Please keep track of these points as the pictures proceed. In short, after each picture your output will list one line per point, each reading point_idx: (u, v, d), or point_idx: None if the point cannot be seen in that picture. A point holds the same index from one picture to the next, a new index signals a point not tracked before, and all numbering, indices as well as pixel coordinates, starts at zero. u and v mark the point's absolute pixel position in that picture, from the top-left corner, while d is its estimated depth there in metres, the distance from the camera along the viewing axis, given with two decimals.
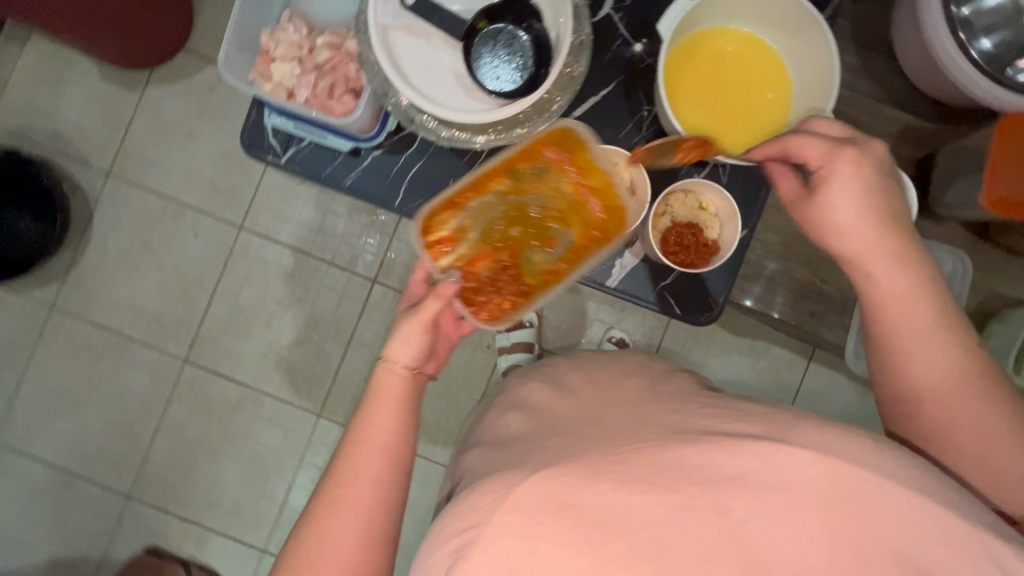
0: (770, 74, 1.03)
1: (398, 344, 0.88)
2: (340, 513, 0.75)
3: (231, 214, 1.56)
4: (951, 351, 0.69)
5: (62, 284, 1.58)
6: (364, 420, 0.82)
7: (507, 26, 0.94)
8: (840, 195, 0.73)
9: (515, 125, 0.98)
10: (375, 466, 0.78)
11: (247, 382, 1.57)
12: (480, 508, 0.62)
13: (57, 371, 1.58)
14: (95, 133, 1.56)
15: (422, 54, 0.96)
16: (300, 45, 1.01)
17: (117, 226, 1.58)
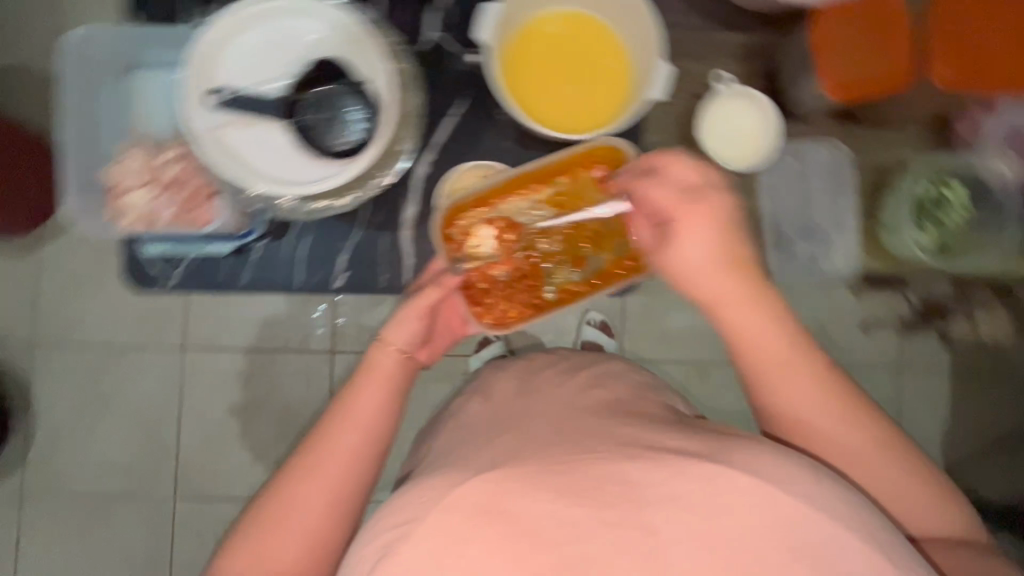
0: (603, 45, 1.08)
1: (396, 327, 0.91)
2: (306, 479, 0.78)
3: (170, 340, 1.53)
4: (830, 411, 0.74)
5: (24, 471, 1.52)
6: (350, 396, 0.84)
7: (326, 88, 1.07)
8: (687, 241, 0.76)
9: (372, 177, 1.12)
10: (352, 444, 0.80)
11: (241, 499, 1.52)
12: (411, 505, 0.66)
13: (43, 561, 1.51)
14: (5, 312, 1.51)
15: (259, 141, 1.06)
16: (144, 174, 1.11)
17: (58, 393, 1.52)
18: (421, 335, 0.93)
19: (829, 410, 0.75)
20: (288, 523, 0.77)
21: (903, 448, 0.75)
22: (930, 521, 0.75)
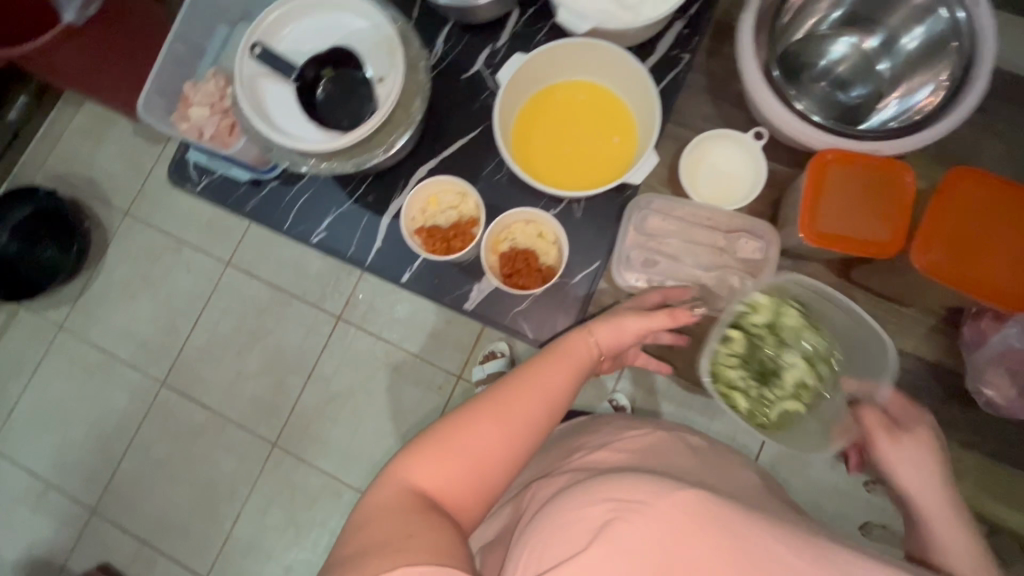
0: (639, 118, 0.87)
1: (605, 325, 0.88)
2: (497, 418, 0.70)
3: (224, 252, 1.73)
4: None
5: (71, 307, 1.76)
6: (538, 367, 0.79)
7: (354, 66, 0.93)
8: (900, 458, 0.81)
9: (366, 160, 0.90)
10: (528, 412, 0.73)
11: (214, 408, 1.66)
12: (637, 488, 0.62)
13: (81, 392, 1.71)
14: (121, 180, 1.82)
15: (283, 99, 0.92)
16: (216, 91, 0.95)
17: (126, 258, 1.78)
18: (621, 346, 0.91)
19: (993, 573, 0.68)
20: (454, 461, 0.68)
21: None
22: None
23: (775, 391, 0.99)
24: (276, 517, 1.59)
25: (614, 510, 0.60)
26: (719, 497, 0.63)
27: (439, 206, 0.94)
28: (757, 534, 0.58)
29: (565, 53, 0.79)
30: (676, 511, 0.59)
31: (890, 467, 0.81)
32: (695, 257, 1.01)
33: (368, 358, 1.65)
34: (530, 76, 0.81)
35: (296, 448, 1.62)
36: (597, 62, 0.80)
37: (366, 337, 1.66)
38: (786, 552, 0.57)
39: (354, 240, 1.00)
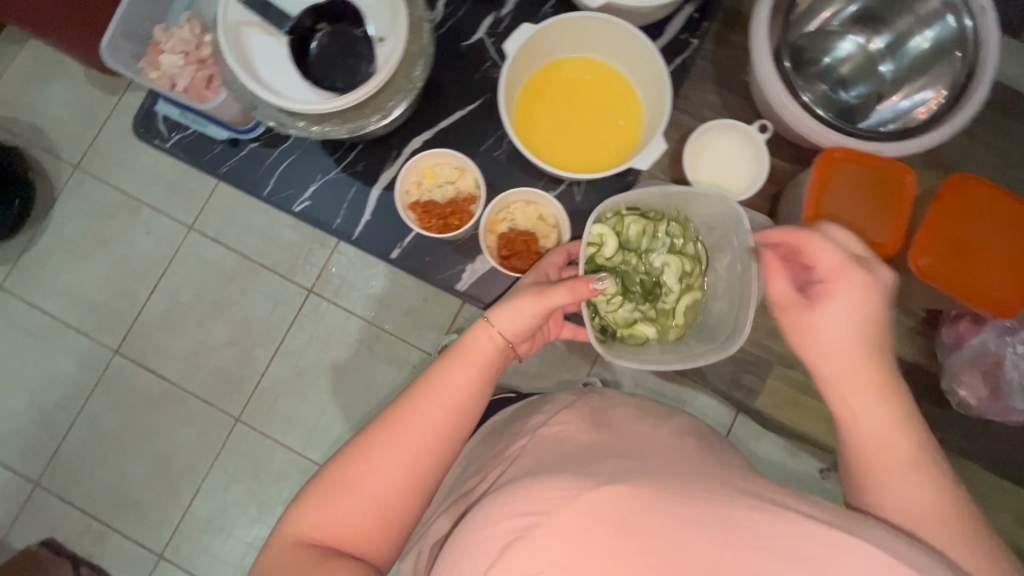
0: (626, 102, 0.95)
1: (507, 312, 0.87)
2: (387, 446, 0.78)
3: (185, 215, 1.63)
4: (932, 497, 0.64)
5: (12, 266, 1.62)
6: (438, 375, 0.82)
7: (346, 27, 0.92)
8: (829, 313, 0.74)
9: (358, 124, 0.92)
10: (420, 436, 0.78)
11: (173, 379, 1.58)
12: (552, 493, 0.60)
13: (21, 356, 1.59)
14: (71, 129, 1.67)
15: (274, 57, 0.92)
16: (188, 40, 1.00)
17: (75, 215, 1.64)
18: (532, 326, 0.90)
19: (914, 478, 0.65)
20: (346, 496, 0.77)
21: (935, 493, 0.65)
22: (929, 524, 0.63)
23: (667, 299, 1.02)
24: (237, 493, 1.54)
25: (525, 525, 0.58)
26: (631, 479, 0.61)
27: (437, 178, 1.00)
28: (665, 523, 0.56)
29: (566, 28, 0.87)
30: (590, 510, 0.57)
31: (809, 345, 0.75)
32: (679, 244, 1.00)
33: (339, 333, 1.59)
34: (534, 50, 0.89)
35: (261, 423, 1.56)
36: (593, 36, 0.89)
37: (338, 311, 1.60)
38: (694, 540, 0.54)
39: (341, 212, 1.04)
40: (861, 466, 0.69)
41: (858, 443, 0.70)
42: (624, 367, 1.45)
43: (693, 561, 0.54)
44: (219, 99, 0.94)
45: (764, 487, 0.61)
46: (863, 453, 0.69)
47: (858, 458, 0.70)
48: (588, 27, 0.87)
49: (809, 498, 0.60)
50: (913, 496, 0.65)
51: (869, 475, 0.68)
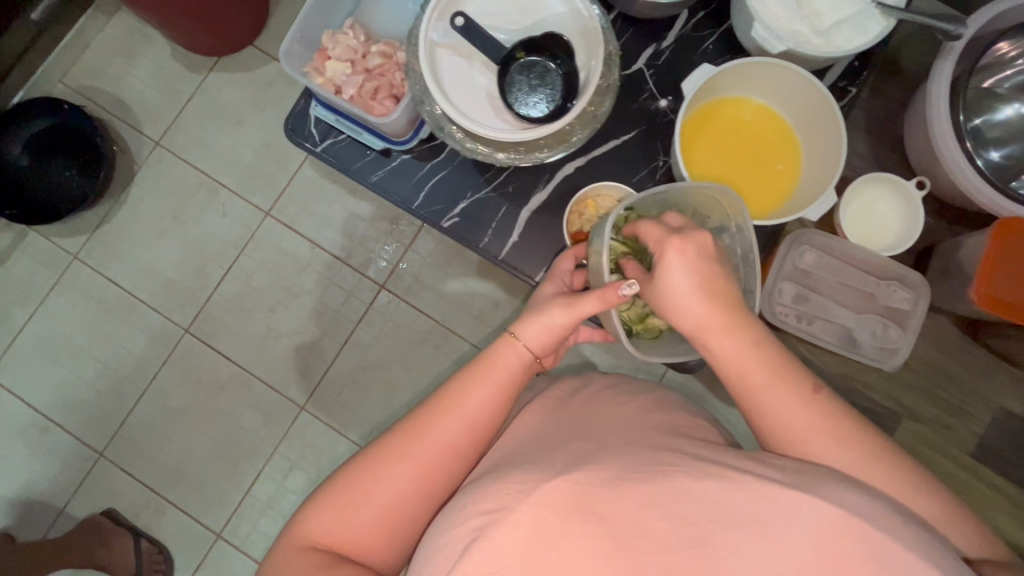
0: (784, 148, 1.01)
1: (533, 325, 0.86)
2: (400, 460, 0.78)
3: (261, 200, 1.64)
4: (826, 429, 0.72)
5: (89, 238, 1.64)
6: (460, 389, 0.82)
7: (542, 58, 0.93)
8: (670, 275, 0.79)
9: (534, 149, 0.97)
10: (434, 454, 0.78)
11: (241, 363, 1.60)
12: (512, 489, 0.66)
13: (91, 328, 1.61)
14: (153, 105, 1.67)
15: (463, 75, 0.93)
16: (354, 49, 1.04)
17: (153, 192, 1.65)
18: (557, 341, 0.88)
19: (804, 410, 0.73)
20: (354, 508, 0.77)
21: (828, 412, 0.73)
22: (830, 453, 0.71)
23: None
24: (297, 480, 1.57)
25: (490, 516, 0.65)
26: (586, 466, 0.68)
27: (599, 209, 1.06)
28: (619, 507, 0.64)
29: (748, 68, 0.93)
30: (552, 505, 0.64)
31: (666, 306, 0.80)
32: (845, 299, 1.14)
33: (407, 331, 1.60)
34: (710, 86, 0.96)
35: (324, 414, 1.58)
36: (769, 81, 0.95)
37: (408, 309, 1.60)
38: (643, 516, 0.63)
39: (489, 231, 1.09)
40: (758, 416, 0.76)
41: (750, 396, 0.76)
42: (691, 389, 1.47)
43: (639, 536, 0.63)
44: (394, 117, 0.99)
45: (723, 455, 0.70)
46: (757, 403, 0.75)
47: (753, 409, 0.76)
48: (769, 71, 0.93)
49: (766, 463, 0.69)
50: (811, 426, 0.72)
51: (769, 427, 0.74)
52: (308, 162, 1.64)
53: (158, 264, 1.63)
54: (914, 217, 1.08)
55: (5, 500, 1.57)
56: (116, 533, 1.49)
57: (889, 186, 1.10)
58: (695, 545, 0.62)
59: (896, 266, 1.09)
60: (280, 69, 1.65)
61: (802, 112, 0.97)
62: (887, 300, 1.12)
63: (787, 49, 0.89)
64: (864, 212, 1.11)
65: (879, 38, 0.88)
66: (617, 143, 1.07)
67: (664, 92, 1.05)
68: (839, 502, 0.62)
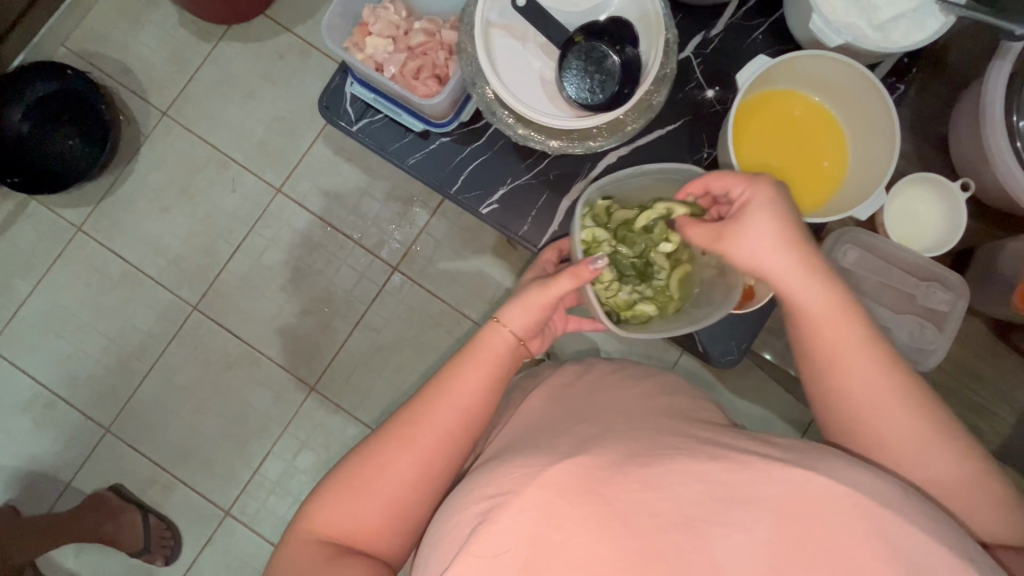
0: (830, 145, 1.01)
1: (515, 308, 0.83)
2: (400, 445, 0.76)
3: (272, 176, 1.60)
4: (902, 397, 0.68)
5: (94, 209, 1.59)
6: (454, 375, 0.79)
7: (601, 44, 0.91)
8: (753, 226, 0.73)
9: (586, 137, 0.97)
10: (431, 440, 0.76)
11: (250, 342, 1.58)
12: (514, 473, 0.64)
13: (96, 302, 1.58)
14: (161, 73, 1.61)
15: (517, 57, 0.93)
16: (397, 26, 1.02)
17: (160, 164, 1.61)
18: (540, 321, 0.85)
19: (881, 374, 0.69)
20: (355, 495, 0.75)
21: (908, 382, 0.69)
22: (903, 422, 0.68)
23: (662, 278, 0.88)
24: (305, 460, 1.56)
25: (493, 502, 0.62)
26: (591, 449, 0.65)
27: None
28: (622, 490, 0.60)
29: (805, 61, 0.92)
30: (555, 487, 0.61)
31: (742, 258, 0.75)
32: (889, 297, 1.11)
33: (419, 314, 1.58)
34: (765, 77, 0.95)
35: (334, 395, 1.57)
36: (823, 76, 0.95)
37: (421, 292, 1.58)
38: (649, 497, 0.60)
39: (527, 218, 1.08)
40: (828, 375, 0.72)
41: (824, 354, 0.71)
42: (704, 380, 1.49)
43: (642, 515, 0.59)
44: (439, 100, 0.97)
45: (725, 437, 0.67)
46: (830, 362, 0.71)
47: (823, 367, 0.72)
48: (824, 66, 0.92)
49: (765, 441, 0.65)
50: (886, 392, 0.68)
51: (839, 387, 0.71)
52: (321, 139, 1.60)
53: (166, 239, 1.59)
54: (954, 216, 1.10)
55: (9, 473, 1.56)
56: (123, 508, 1.48)
57: (929, 186, 1.12)
58: (696, 527, 0.58)
59: (937, 266, 1.10)
60: (292, 40, 1.60)
61: (852, 109, 0.97)
62: (928, 300, 1.11)
63: (845, 42, 0.89)
64: (905, 215, 1.13)
65: (937, 34, 0.88)
66: (662, 133, 1.07)
67: (711, 82, 1.05)
68: (840, 478, 0.58)
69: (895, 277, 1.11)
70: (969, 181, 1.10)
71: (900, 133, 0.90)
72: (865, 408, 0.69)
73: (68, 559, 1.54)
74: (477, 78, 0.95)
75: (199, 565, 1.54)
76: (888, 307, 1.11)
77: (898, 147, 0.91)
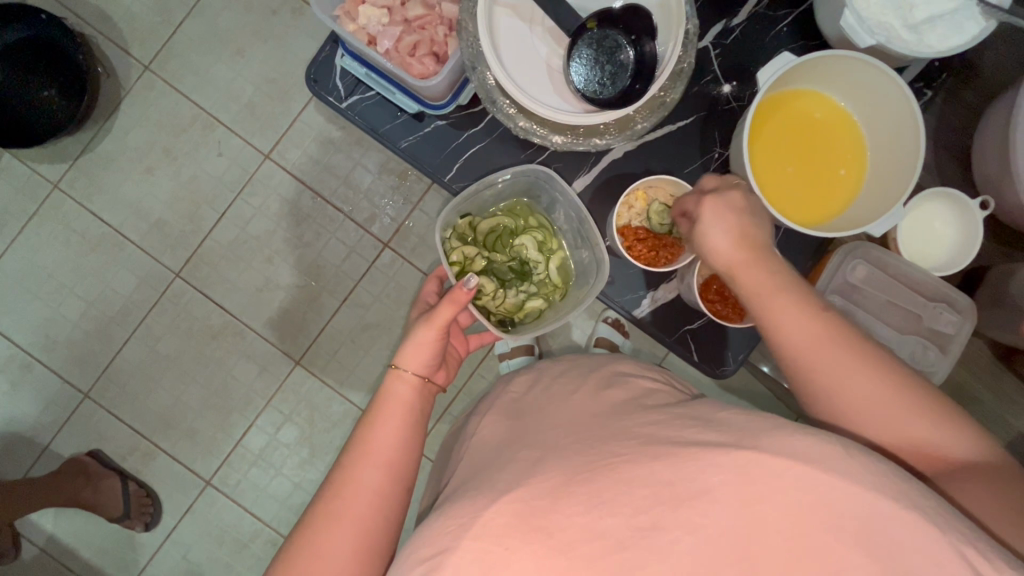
0: (847, 151, 0.97)
1: (410, 350, 0.87)
2: (336, 520, 0.74)
3: (260, 142, 1.52)
4: (843, 344, 0.69)
5: (71, 167, 1.52)
6: (369, 428, 0.81)
7: (615, 33, 0.85)
8: (708, 215, 0.78)
9: (593, 132, 0.94)
10: (365, 506, 0.75)
11: (234, 313, 1.54)
12: (452, 524, 0.63)
13: (74, 264, 1.53)
14: (143, 24, 1.51)
15: (522, 41, 0.87)
16: None
17: (142, 122, 1.53)
18: (438, 354, 0.89)
19: (820, 325, 0.70)
20: None
21: (851, 333, 0.70)
22: (853, 369, 0.68)
23: (540, 271, 1.08)
24: (290, 435, 1.55)
25: (430, 562, 0.61)
26: (532, 480, 0.63)
27: (648, 203, 1.05)
28: (564, 517, 0.59)
29: (830, 61, 0.88)
30: (492, 532, 0.59)
31: (702, 251, 0.80)
32: (892, 318, 1.11)
33: (410, 294, 1.54)
34: (786, 77, 0.91)
35: (320, 370, 1.55)
36: (847, 78, 0.90)
37: (413, 271, 1.53)
38: (593, 519, 0.58)
39: None
40: (773, 337, 0.73)
41: (764, 321, 0.74)
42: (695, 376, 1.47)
43: (585, 542, 0.57)
44: (436, 81, 0.91)
45: (665, 430, 0.66)
46: (772, 326, 0.73)
47: (769, 332, 0.73)
48: (851, 67, 0.87)
49: (715, 425, 0.63)
50: (826, 339, 0.69)
51: (786, 347, 0.71)
52: (313, 106, 1.52)
53: (148, 203, 1.53)
54: (969, 222, 1.06)
55: None
56: (103, 474, 1.47)
57: (937, 202, 1.10)
58: (640, 544, 0.57)
59: (948, 288, 1.07)
60: None
61: (874, 115, 0.93)
62: (935, 322, 1.09)
63: (876, 43, 0.84)
64: (921, 235, 1.10)
65: (975, 40, 0.83)
66: (673, 129, 1.05)
67: (729, 77, 1.01)
68: (778, 458, 0.56)
69: (899, 299, 1.11)
70: (989, 198, 1.06)
71: (926, 143, 0.85)
72: (817, 362, 0.70)
73: (47, 520, 1.53)
74: (480, 61, 0.90)
75: (180, 532, 1.54)
76: (890, 329, 1.10)
77: (921, 159, 0.86)
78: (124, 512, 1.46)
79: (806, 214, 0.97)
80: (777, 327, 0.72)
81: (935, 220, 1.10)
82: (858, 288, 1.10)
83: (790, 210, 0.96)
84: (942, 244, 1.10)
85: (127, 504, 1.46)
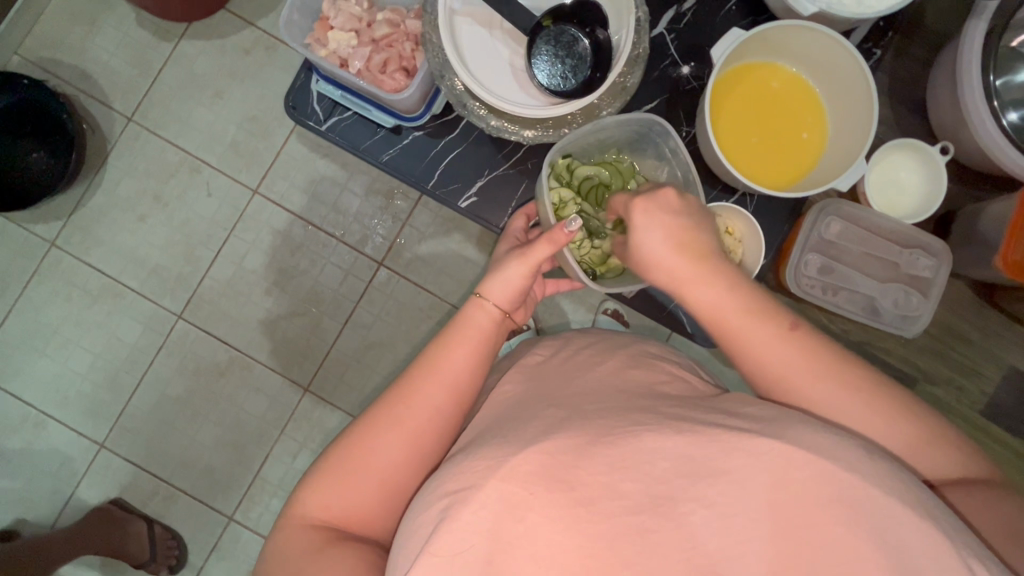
0: (808, 114, 1.01)
1: (498, 281, 0.85)
2: (395, 425, 0.76)
3: (247, 177, 1.56)
4: (817, 365, 0.72)
5: (66, 224, 1.55)
6: (444, 348, 0.81)
7: (570, 27, 0.89)
8: (643, 225, 0.82)
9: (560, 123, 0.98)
10: (418, 423, 0.77)
11: (239, 347, 1.56)
12: (479, 464, 0.64)
13: (77, 318, 1.55)
14: (122, 78, 1.56)
15: (483, 45, 0.91)
16: (358, 18, 0.98)
17: (131, 172, 1.56)
18: (523, 292, 0.87)
19: (787, 350, 0.73)
20: (348, 474, 0.76)
21: (822, 355, 0.73)
22: (830, 390, 0.71)
23: None
24: (306, 462, 1.56)
25: (454, 497, 0.63)
26: (560, 433, 0.65)
27: None
28: (587, 473, 0.61)
29: (781, 30, 0.91)
30: (520, 479, 0.61)
31: (643, 261, 0.82)
32: (871, 269, 1.15)
33: (409, 310, 1.56)
34: (739, 50, 0.94)
35: (329, 394, 1.56)
36: (797, 45, 0.94)
37: (409, 286, 1.56)
38: (615, 479, 0.60)
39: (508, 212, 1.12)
40: (747, 362, 0.76)
41: (736, 345, 0.76)
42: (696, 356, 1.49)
43: (609, 497, 0.60)
44: (408, 93, 0.95)
45: (674, 410, 0.68)
46: (745, 350, 0.75)
47: (741, 356, 0.76)
48: (799, 34, 0.91)
49: (740, 417, 0.66)
50: (796, 356, 0.72)
51: (761, 370, 0.74)
52: (295, 136, 1.56)
53: (144, 250, 1.56)
54: (930, 166, 1.11)
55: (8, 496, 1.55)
56: (126, 521, 1.48)
57: (897, 155, 1.14)
58: (663, 506, 0.59)
59: (924, 235, 1.10)
60: (257, 35, 1.54)
61: (827, 78, 0.97)
62: (912, 267, 1.13)
63: (819, 9, 0.88)
64: (891, 186, 1.13)
65: None
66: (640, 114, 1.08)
67: (687, 58, 1.05)
68: None
69: (878, 247, 1.14)
70: (949, 145, 1.10)
71: (877, 100, 0.89)
72: (793, 384, 0.72)
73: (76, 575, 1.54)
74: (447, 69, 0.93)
75: (207, 571, 1.55)
76: (869, 279, 1.15)
77: (875, 115, 0.90)
78: (150, 557, 1.47)
79: (774, 180, 1.01)
80: (750, 347, 0.75)
81: (900, 171, 1.14)
82: (836, 242, 1.14)
83: (756, 178, 1.00)
84: (910, 191, 1.13)
85: (153, 549, 1.47)
